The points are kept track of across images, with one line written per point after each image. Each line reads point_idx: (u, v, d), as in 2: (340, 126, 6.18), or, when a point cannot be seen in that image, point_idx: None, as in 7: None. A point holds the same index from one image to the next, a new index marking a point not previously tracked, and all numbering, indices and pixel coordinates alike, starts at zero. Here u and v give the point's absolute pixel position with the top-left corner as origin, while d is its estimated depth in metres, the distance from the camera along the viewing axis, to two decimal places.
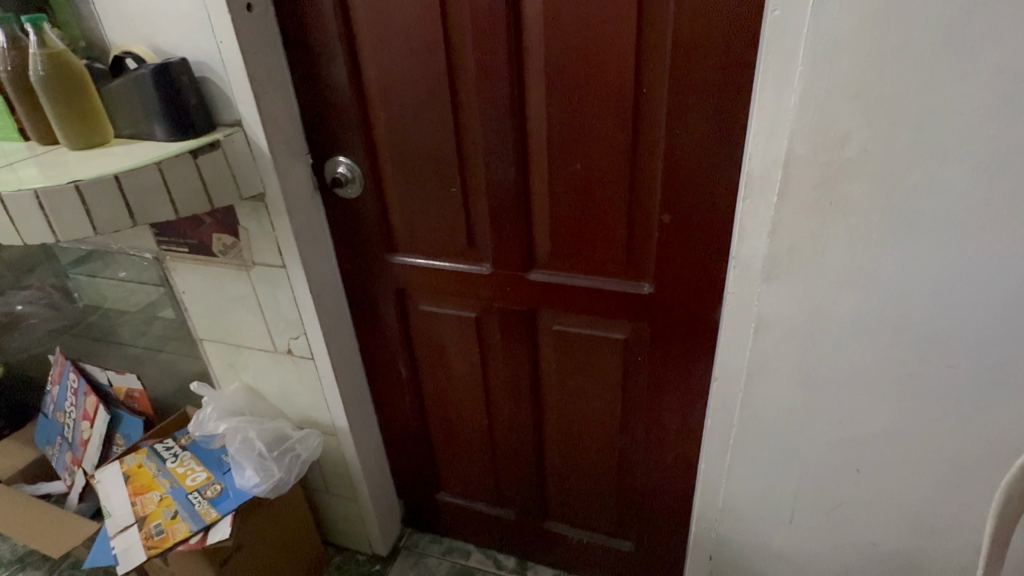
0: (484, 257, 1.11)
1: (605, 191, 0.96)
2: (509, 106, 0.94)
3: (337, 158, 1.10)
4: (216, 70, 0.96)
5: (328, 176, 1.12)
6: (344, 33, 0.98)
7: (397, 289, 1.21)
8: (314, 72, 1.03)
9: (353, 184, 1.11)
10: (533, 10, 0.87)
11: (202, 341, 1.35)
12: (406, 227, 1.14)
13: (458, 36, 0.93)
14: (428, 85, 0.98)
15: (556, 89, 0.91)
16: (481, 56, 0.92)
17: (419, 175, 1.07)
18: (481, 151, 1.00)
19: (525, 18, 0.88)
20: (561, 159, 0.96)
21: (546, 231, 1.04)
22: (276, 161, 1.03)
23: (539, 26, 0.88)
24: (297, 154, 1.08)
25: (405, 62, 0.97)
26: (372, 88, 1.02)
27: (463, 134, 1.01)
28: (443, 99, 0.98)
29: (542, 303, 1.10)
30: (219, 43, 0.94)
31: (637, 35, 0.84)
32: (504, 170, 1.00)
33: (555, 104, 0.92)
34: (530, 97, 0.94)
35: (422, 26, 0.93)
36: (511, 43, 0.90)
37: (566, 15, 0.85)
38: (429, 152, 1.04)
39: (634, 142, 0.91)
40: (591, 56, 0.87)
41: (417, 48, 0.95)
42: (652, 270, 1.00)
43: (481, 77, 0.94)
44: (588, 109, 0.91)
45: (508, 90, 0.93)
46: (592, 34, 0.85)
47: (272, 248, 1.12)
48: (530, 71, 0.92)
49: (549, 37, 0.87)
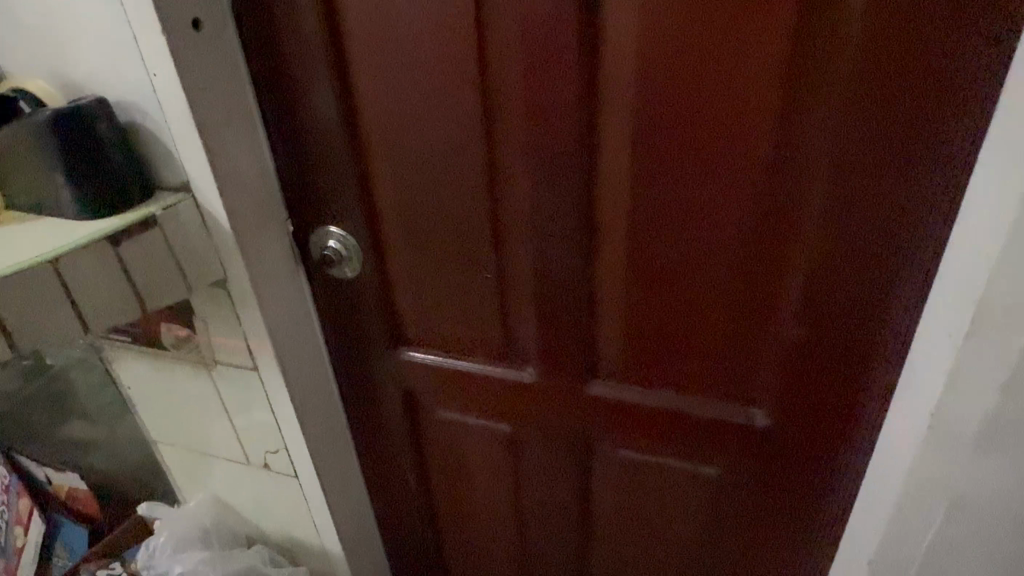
0: (525, 360, 0.83)
1: (708, 289, 0.68)
2: (571, 169, 0.66)
3: (326, 226, 0.81)
4: (150, 112, 0.67)
5: (315, 248, 0.82)
6: (335, 60, 0.69)
7: (405, 391, 0.92)
8: (293, 114, 0.74)
9: (349, 260, 0.81)
10: (616, 38, 0.59)
11: (156, 444, 1.06)
12: (421, 315, 0.85)
13: (499, 71, 0.64)
14: (454, 137, 0.69)
15: (648, 148, 0.63)
16: (534, 101, 0.64)
17: (438, 254, 0.78)
18: (527, 228, 0.72)
19: (603, 49, 0.60)
20: (645, 243, 0.68)
21: (616, 335, 0.76)
22: (241, 238, 0.74)
23: (625, 60, 0.59)
24: (274, 222, 0.79)
25: (421, 103, 0.68)
26: (375, 138, 0.73)
27: (501, 205, 0.72)
28: (476, 155, 0.69)
29: (605, 421, 0.82)
30: (151, 77, 0.64)
31: (779, 75, 0.56)
32: (560, 255, 0.72)
33: (641, 170, 0.64)
34: (602, 159, 0.65)
35: (449, 54, 0.64)
36: (581, 84, 0.62)
37: (670, 45, 0.57)
38: (453, 225, 0.75)
39: (759, 226, 0.63)
40: (704, 103, 0.59)
41: (439, 84, 0.66)
42: (767, 393, 0.72)
43: (534, 129, 0.65)
44: (693, 177, 0.63)
45: (571, 150, 0.65)
46: (707, 73, 0.58)
47: (240, 345, 0.83)
48: (604, 123, 0.63)
49: (640, 76, 0.60)
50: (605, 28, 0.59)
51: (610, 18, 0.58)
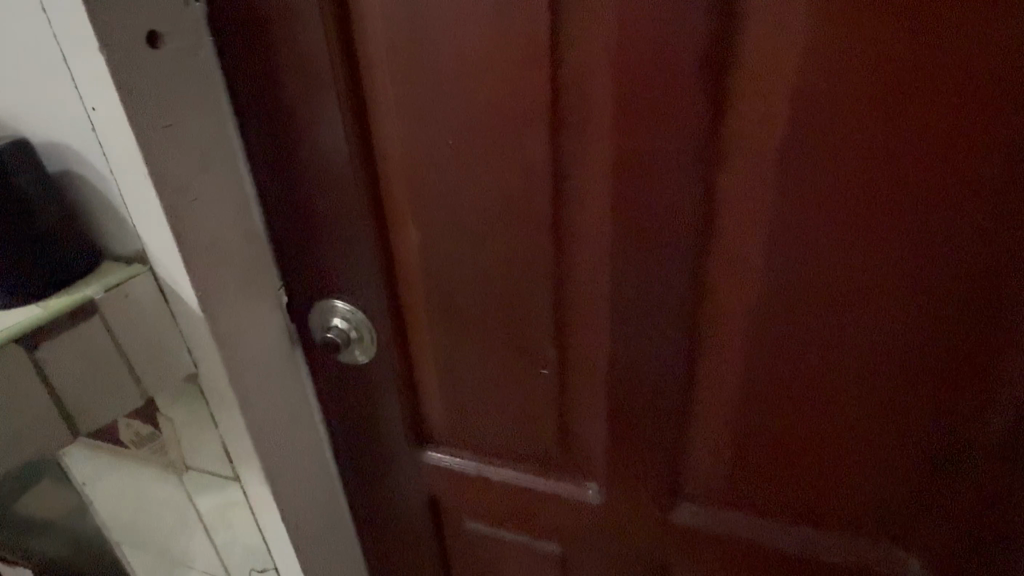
0: (589, 472, 0.63)
1: (851, 413, 0.51)
2: (676, 241, 0.48)
3: (331, 298, 0.62)
4: (90, 158, 0.48)
5: (316, 325, 0.63)
6: (349, 86, 0.50)
7: (428, 501, 0.73)
8: (289, 156, 0.55)
9: (362, 340, 0.63)
10: (758, 67, 0.41)
11: (118, 547, 0.86)
12: (454, 413, 0.66)
13: (582, 104, 0.46)
14: (512, 192, 0.50)
15: (790, 220, 0.45)
16: (632, 147, 0.45)
17: (480, 338, 0.59)
18: (607, 311, 0.53)
19: (737, 82, 0.42)
20: (773, 343, 0.50)
21: (715, 455, 0.57)
22: (218, 323, 0.55)
23: (768, 97, 0.42)
24: (264, 296, 0.60)
25: (468, 147, 0.49)
26: (401, 189, 0.54)
27: (569, 281, 0.54)
28: (542, 216, 0.50)
29: (693, 556, 0.63)
30: (88, 111, 0.46)
31: (1012, 136, 0.39)
32: (650, 347, 0.53)
33: (777, 250, 0.46)
34: (719, 231, 0.47)
35: (512, 80, 0.46)
36: (699, 129, 0.43)
37: (843, 80, 0.40)
38: (503, 303, 0.56)
39: (944, 329, 0.45)
40: (885, 164, 0.41)
41: (495, 121, 0.48)
42: (927, 539, 0.53)
43: (626, 185, 0.47)
44: (852, 260, 0.45)
45: (678, 216, 0.47)
46: (895, 121, 0.40)
47: (217, 451, 0.64)
48: (729, 182, 0.45)
49: (791, 121, 0.42)
50: (743, 53, 0.41)
51: (751, 37, 0.40)
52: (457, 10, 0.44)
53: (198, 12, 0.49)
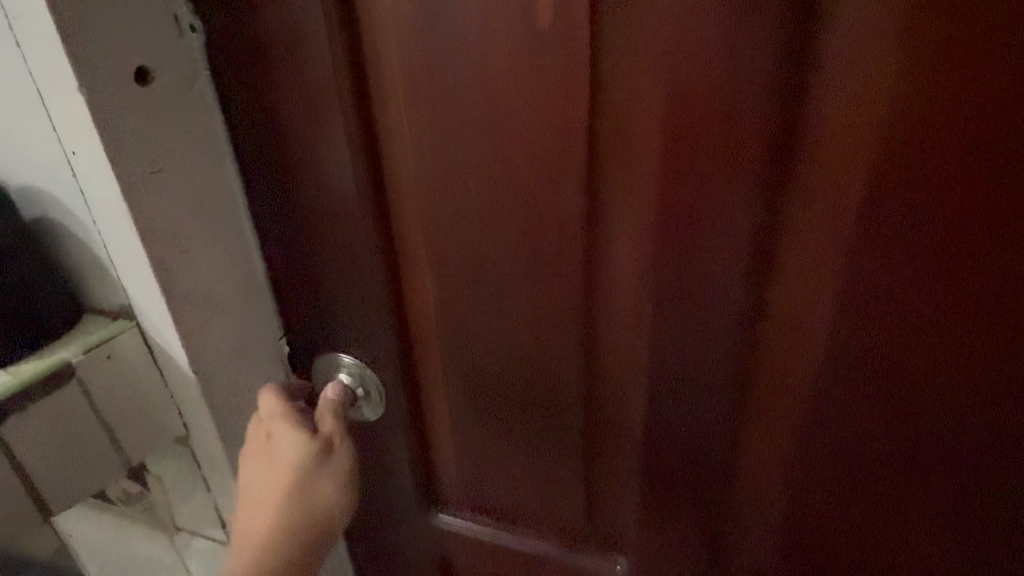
0: (618, 542, 0.58)
1: (926, 500, 0.44)
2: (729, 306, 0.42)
3: (338, 354, 0.56)
4: (70, 207, 0.44)
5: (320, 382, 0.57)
6: (360, 130, 0.44)
7: (439, 563, 0.67)
8: (292, 203, 0.49)
9: (370, 400, 0.57)
10: (837, 122, 0.35)
11: None
12: (469, 478, 0.59)
13: (627, 157, 0.39)
14: (542, 253, 0.44)
15: (867, 286, 0.38)
16: (682, 207, 0.39)
17: (501, 405, 0.53)
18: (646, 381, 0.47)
19: (807, 139, 0.36)
20: (834, 427, 0.44)
21: (761, 533, 0.51)
22: (210, 383, 0.50)
23: (843, 161, 0.35)
24: (263, 351, 0.54)
25: (494, 202, 0.43)
26: (416, 244, 0.48)
27: (604, 346, 0.47)
28: (576, 279, 0.44)
29: None
30: (68, 155, 0.42)
31: None
32: (694, 419, 0.47)
33: (842, 329, 0.40)
34: (777, 298, 0.41)
35: (546, 130, 0.39)
36: (758, 189, 0.37)
37: (936, 152, 0.33)
38: (528, 369, 0.50)
39: None
40: (975, 250, 0.35)
41: (525, 178, 0.41)
42: None
43: (675, 249, 0.40)
44: (941, 333, 0.38)
45: (733, 280, 0.41)
46: (990, 205, 0.34)
47: (209, 514, 0.58)
48: (789, 248, 0.39)
49: (877, 177, 0.35)
50: (817, 107, 0.35)
51: (830, 87, 0.34)
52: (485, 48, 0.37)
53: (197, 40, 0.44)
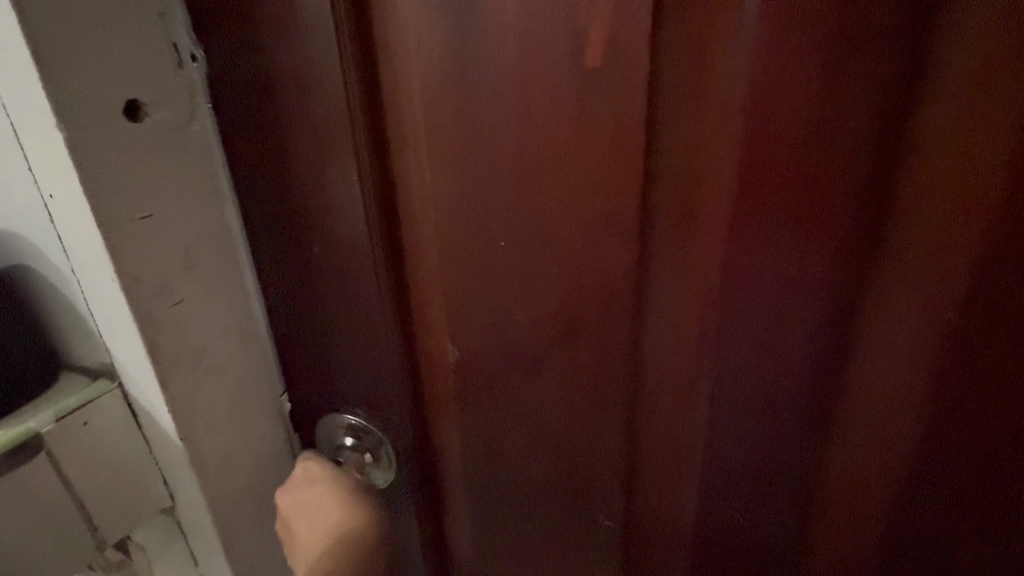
0: None
1: None
2: (799, 387, 0.35)
3: (338, 414, 0.49)
4: (49, 255, 0.40)
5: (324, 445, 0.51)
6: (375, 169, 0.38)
7: None
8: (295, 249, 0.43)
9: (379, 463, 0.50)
10: (946, 180, 0.28)
11: None
12: (485, 555, 0.52)
13: (685, 210, 0.33)
14: (580, 317, 0.37)
15: (975, 371, 0.31)
16: (746, 272, 0.33)
17: (528, 485, 0.46)
18: (700, 466, 0.40)
19: (903, 201, 0.29)
20: (922, 539, 0.36)
21: None
22: (198, 450, 0.45)
23: (945, 229, 0.29)
24: (260, 409, 0.49)
25: (527, 256, 0.37)
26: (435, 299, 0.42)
27: (650, 422, 0.41)
28: (621, 348, 0.38)
29: None
30: (46, 199, 0.38)
31: None
32: (754, 512, 0.40)
33: (937, 426, 0.33)
34: (857, 380, 0.35)
35: (592, 180, 0.33)
36: (840, 255, 0.31)
37: None
38: (561, 448, 0.43)
39: None
40: None
41: (563, 227, 0.35)
42: None
43: (736, 321, 0.34)
44: None
45: (807, 358, 0.34)
46: None
47: None
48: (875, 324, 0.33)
49: (994, 242, 0.28)
50: (920, 162, 0.29)
51: (938, 139, 0.28)
52: (524, 82, 0.32)
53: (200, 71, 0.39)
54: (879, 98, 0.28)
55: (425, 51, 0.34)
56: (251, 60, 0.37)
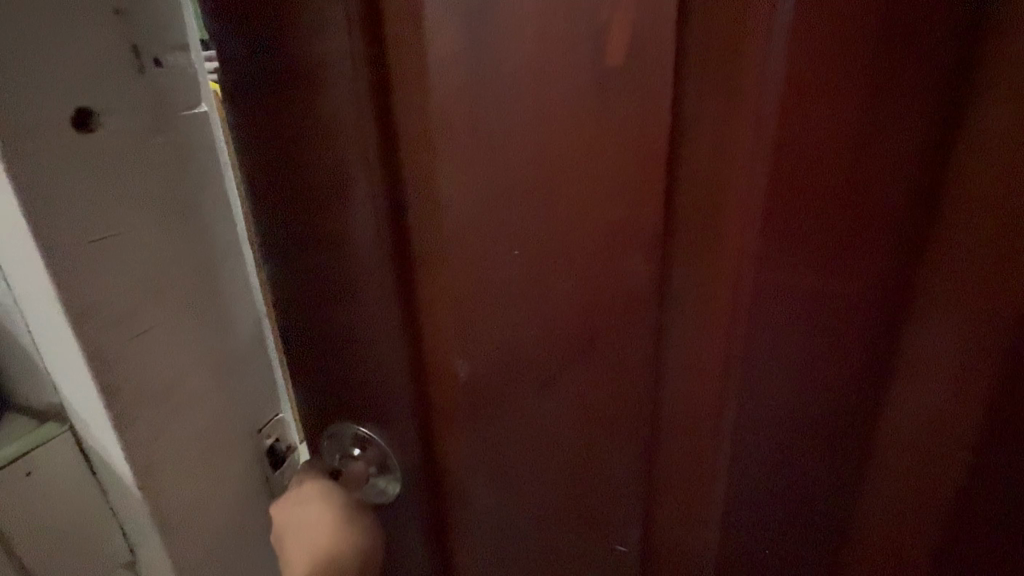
0: None
1: None
2: (820, 446, 0.32)
3: (348, 420, 0.42)
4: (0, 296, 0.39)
5: (326, 457, 0.44)
6: (381, 159, 0.33)
7: None
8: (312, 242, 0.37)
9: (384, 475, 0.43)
10: (997, 205, 0.25)
11: None
12: None
13: (713, 225, 0.29)
14: (597, 338, 0.33)
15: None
16: (772, 299, 0.29)
17: (536, 526, 0.40)
18: (724, 499, 0.35)
19: (936, 258, 0.27)
20: None
21: None
22: (157, 490, 0.43)
23: (982, 290, 0.26)
24: (236, 418, 0.47)
25: (539, 271, 0.32)
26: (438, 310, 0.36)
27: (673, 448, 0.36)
28: (643, 371, 0.34)
29: None
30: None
31: None
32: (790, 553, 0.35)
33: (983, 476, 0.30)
34: (882, 444, 0.32)
35: (613, 181, 0.29)
36: (868, 308, 0.29)
37: None
38: (575, 483, 0.38)
39: None
40: None
41: (581, 236, 0.31)
42: None
43: (762, 349, 0.31)
44: None
45: (837, 396, 0.31)
46: None
47: None
48: (902, 386, 0.30)
49: None
50: (955, 217, 0.26)
51: (988, 170, 0.25)
52: (538, 70, 0.28)
53: (187, 83, 0.41)
54: (922, 122, 0.25)
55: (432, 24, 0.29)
56: (250, 31, 0.33)
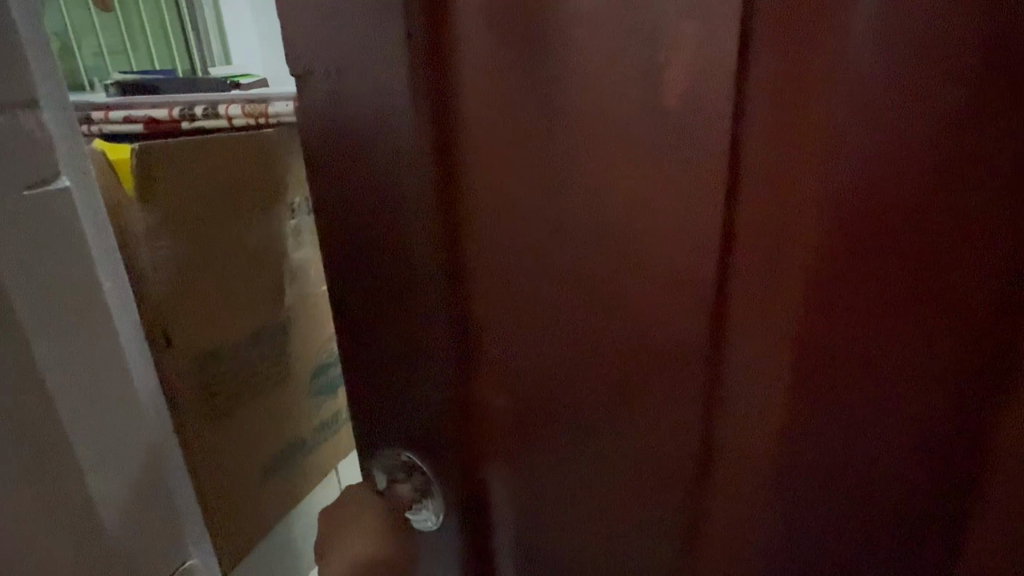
0: None
1: None
2: (891, 484, 0.29)
3: (398, 445, 0.38)
4: None
5: (375, 478, 0.40)
6: (439, 178, 0.31)
7: None
8: (363, 279, 0.35)
9: (431, 503, 0.39)
10: None
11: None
12: None
13: (773, 226, 0.26)
14: (644, 359, 0.30)
15: None
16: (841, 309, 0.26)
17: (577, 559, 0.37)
18: (774, 528, 0.31)
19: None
20: None
21: None
22: None
23: None
24: (124, 549, 0.39)
25: (586, 288, 0.30)
26: (482, 345, 0.34)
27: (724, 483, 0.32)
28: (697, 389, 0.30)
29: None
30: None
31: None
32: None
33: None
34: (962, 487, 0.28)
35: (680, 184, 0.27)
36: (947, 334, 0.26)
37: None
38: (609, 510, 0.35)
39: None
40: None
41: (641, 247, 0.28)
42: None
43: (833, 364, 0.27)
44: None
45: (914, 412, 0.27)
46: None
47: None
48: (974, 443, 0.27)
49: None
50: None
51: None
52: (604, 89, 0.26)
53: (43, 153, 0.33)
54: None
55: (472, 39, 0.28)
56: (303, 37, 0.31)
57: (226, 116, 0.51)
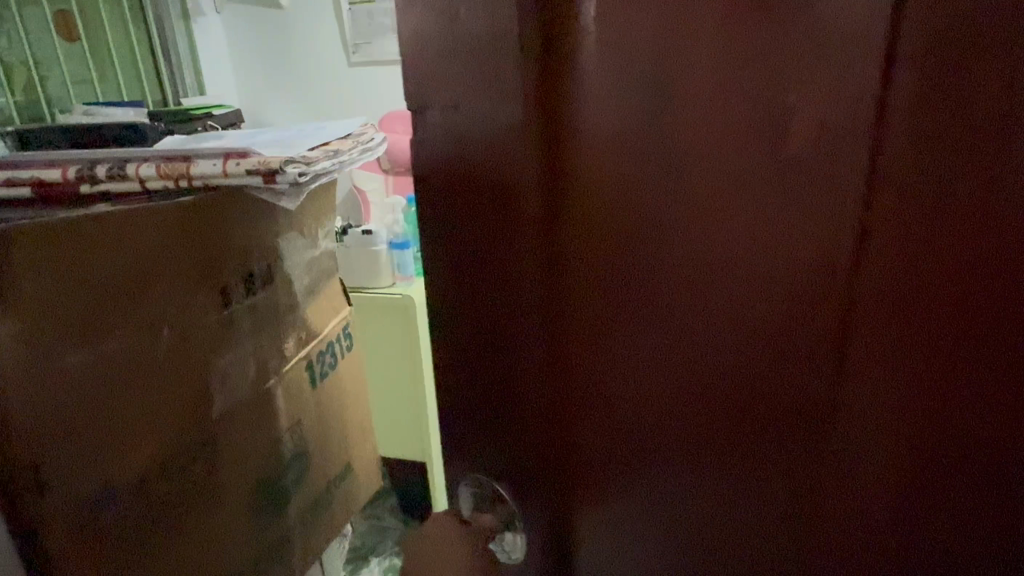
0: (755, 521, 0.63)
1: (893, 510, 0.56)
2: (958, 353, 0.50)
3: (476, 476, 0.77)
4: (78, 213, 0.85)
5: (465, 505, 0.79)
6: (548, 137, 0.61)
7: None
8: (464, 238, 0.67)
9: (509, 533, 0.76)
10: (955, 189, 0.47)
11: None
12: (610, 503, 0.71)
13: (870, 222, 0.50)
14: (832, 259, 0.52)
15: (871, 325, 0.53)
16: (932, 253, 0.49)
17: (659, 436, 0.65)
18: (868, 344, 0.53)
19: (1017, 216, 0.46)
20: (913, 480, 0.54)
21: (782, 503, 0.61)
22: None
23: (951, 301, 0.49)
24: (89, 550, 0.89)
25: (704, 214, 0.56)
26: (569, 265, 0.64)
27: (861, 363, 0.54)
28: (835, 315, 0.54)
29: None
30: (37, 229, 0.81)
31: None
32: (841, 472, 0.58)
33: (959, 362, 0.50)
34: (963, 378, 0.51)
35: (818, 184, 0.51)
36: (981, 266, 0.48)
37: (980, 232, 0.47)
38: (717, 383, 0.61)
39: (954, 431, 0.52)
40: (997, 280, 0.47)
41: (794, 181, 0.52)
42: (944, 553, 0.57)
43: (917, 273, 0.50)
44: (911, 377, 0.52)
45: (947, 313, 0.50)
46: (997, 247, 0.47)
47: None
48: (984, 297, 0.48)
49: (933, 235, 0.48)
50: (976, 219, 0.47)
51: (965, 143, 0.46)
52: (734, 35, 0.51)
53: None
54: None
55: (617, 33, 0.55)
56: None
57: (225, 170, 0.94)
